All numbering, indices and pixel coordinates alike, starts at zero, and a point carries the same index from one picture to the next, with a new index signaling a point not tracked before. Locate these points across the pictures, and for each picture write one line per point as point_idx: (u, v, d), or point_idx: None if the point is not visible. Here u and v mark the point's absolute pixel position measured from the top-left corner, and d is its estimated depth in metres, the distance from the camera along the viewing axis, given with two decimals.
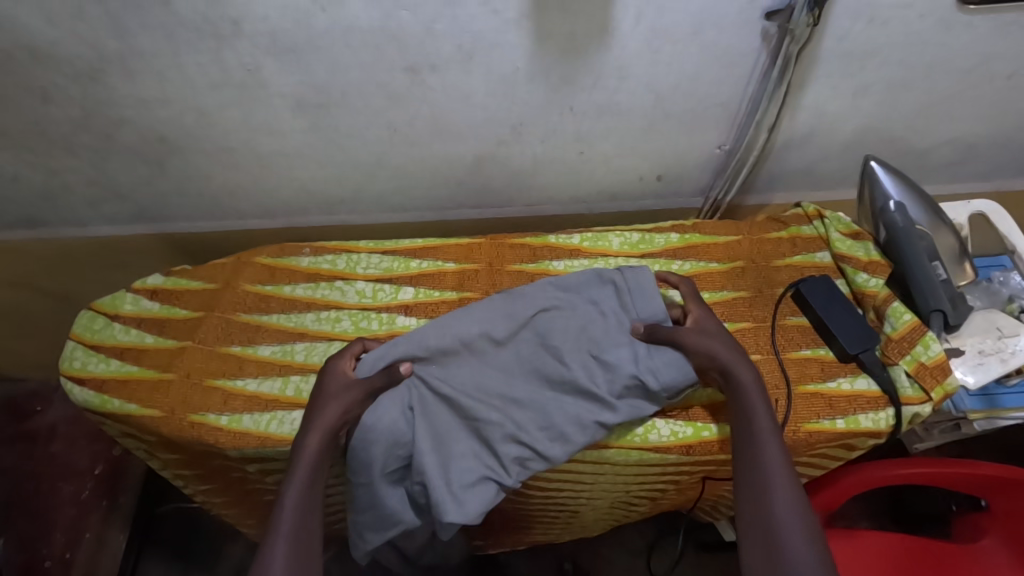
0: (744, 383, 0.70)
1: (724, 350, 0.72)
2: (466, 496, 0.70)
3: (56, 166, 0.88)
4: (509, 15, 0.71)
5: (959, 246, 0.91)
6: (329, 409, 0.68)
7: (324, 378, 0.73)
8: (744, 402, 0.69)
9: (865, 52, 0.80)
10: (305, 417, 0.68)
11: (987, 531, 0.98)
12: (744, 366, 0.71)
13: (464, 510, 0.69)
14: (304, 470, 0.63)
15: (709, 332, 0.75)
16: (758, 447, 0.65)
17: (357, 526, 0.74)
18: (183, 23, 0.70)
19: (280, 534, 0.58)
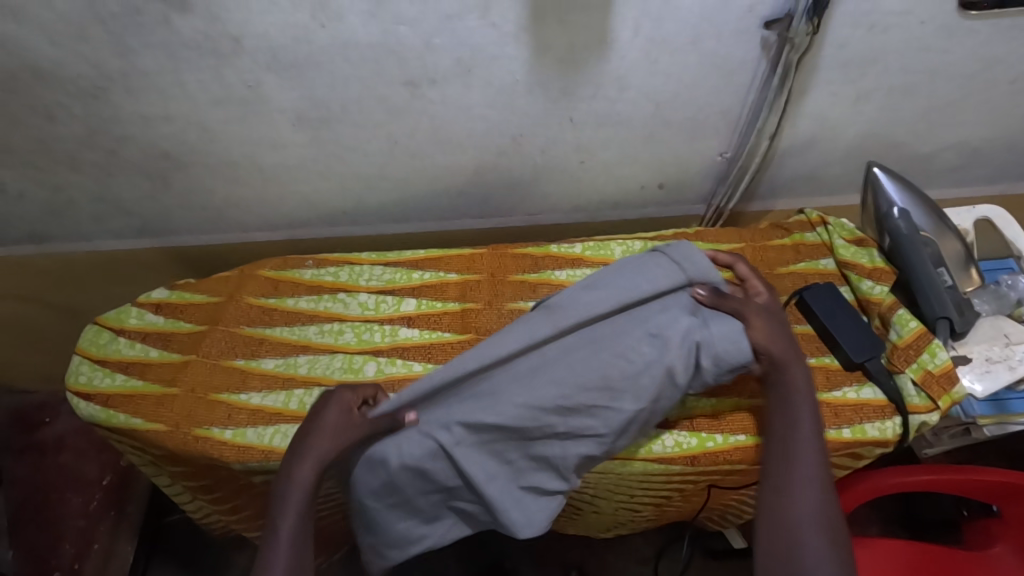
0: (793, 382, 0.70)
1: (782, 344, 0.72)
2: (536, 507, 0.72)
3: (62, 183, 0.89)
4: (508, 27, 0.71)
5: (965, 252, 0.90)
6: (319, 445, 0.65)
7: (323, 407, 0.69)
8: (790, 400, 0.69)
9: (865, 59, 0.79)
10: (295, 445, 0.66)
11: (999, 538, 0.96)
12: (799, 367, 0.71)
13: (533, 525, 0.71)
14: (295, 496, 0.62)
15: (773, 322, 0.74)
16: (787, 441, 0.66)
17: (380, 545, 0.75)
18: (184, 42, 0.70)
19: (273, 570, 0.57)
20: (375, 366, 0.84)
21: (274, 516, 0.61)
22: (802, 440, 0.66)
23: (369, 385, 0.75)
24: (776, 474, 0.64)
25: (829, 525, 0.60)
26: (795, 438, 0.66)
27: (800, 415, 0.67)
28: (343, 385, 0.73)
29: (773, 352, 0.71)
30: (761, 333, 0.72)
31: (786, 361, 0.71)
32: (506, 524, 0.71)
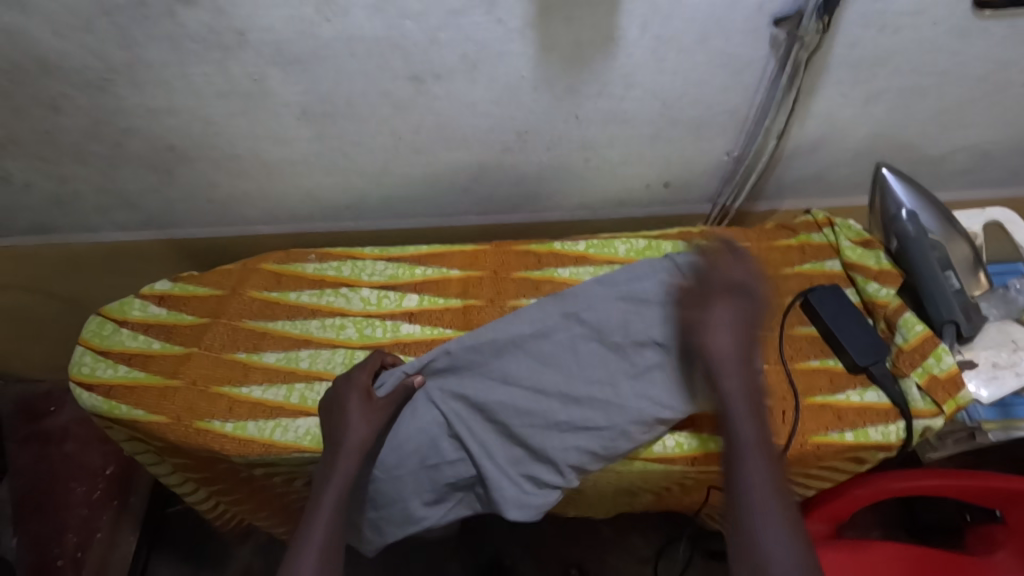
0: (730, 395, 0.65)
1: (720, 348, 0.66)
2: (530, 494, 0.73)
3: (67, 174, 0.89)
4: (514, 24, 0.70)
5: (973, 255, 0.89)
6: (356, 431, 0.69)
7: (349, 393, 0.72)
8: (730, 416, 0.64)
9: (876, 60, 0.78)
10: (331, 432, 0.70)
11: (1002, 544, 0.96)
12: (739, 374, 0.65)
13: (527, 511, 0.72)
14: (337, 481, 0.66)
15: (720, 317, 0.67)
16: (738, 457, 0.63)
17: (377, 523, 0.76)
18: (190, 35, 0.70)
19: (310, 545, 0.62)
20: None
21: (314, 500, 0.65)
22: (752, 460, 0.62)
23: (375, 356, 0.77)
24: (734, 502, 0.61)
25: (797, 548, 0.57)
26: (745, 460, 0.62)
27: (744, 433, 0.63)
28: (351, 371, 0.75)
29: (712, 360, 0.66)
30: (700, 343, 0.67)
31: (722, 371, 0.66)
32: (497, 502, 0.72)
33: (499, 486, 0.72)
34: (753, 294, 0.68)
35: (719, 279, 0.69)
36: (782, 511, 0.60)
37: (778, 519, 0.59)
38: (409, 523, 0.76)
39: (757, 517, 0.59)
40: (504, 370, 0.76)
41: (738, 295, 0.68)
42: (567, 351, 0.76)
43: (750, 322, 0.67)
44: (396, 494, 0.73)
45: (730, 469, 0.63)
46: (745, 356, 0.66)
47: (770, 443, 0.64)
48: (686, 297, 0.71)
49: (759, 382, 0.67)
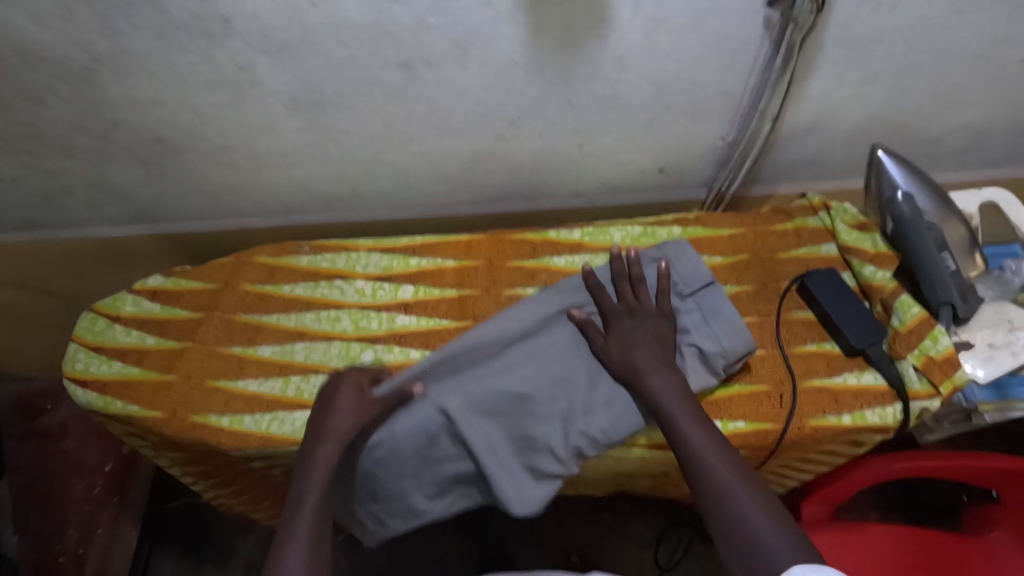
0: (660, 392, 0.68)
1: (647, 360, 0.72)
2: (529, 488, 0.71)
3: (54, 169, 0.88)
4: (504, 8, 0.69)
5: (969, 236, 0.89)
6: (341, 422, 0.68)
7: (336, 387, 0.72)
8: (664, 411, 0.67)
9: (870, 39, 0.78)
10: (317, 423, 0.69)
11: (998, 524, 0.96)
12: (662, 378, 0.70)
13: (527, 504, 0.71)
14: (323, 467, 0.64)
15: (635, 336, 0.74)
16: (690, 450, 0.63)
17: (380, 516, 0.76)
18: (174, 23, 0.69)
19: (297, 535, 0.57)
20: (373, 354, 0.84)
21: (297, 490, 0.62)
22: (696, 442, 0.64)
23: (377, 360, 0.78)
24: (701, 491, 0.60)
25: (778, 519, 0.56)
26: (689, 445, 0.64)
27: (682, 421, 0.66)
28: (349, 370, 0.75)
29: (634, 374, 0.71)
30: (623, 361, 0.72)
31: (644, 377, 0.70)
32: (500, 499, 0.71)
33: (500, 482, 0.71)
34: (655, 311, 0.76)
35: (619, 304, 0.77)
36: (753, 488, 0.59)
37: (739, 487, 0.59)
38: (414, 516, 0.76)
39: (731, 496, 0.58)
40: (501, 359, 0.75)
41: (645, 315, 0.76)
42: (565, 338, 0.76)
43: (660, 337, 0.74)
44: (397, 488, 0.74)
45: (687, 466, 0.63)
46: (664, 361, 0.71)
47: (712, 429, 0.66)
48: (588, 326, 0.76)
49: (680, 377, 0.71)
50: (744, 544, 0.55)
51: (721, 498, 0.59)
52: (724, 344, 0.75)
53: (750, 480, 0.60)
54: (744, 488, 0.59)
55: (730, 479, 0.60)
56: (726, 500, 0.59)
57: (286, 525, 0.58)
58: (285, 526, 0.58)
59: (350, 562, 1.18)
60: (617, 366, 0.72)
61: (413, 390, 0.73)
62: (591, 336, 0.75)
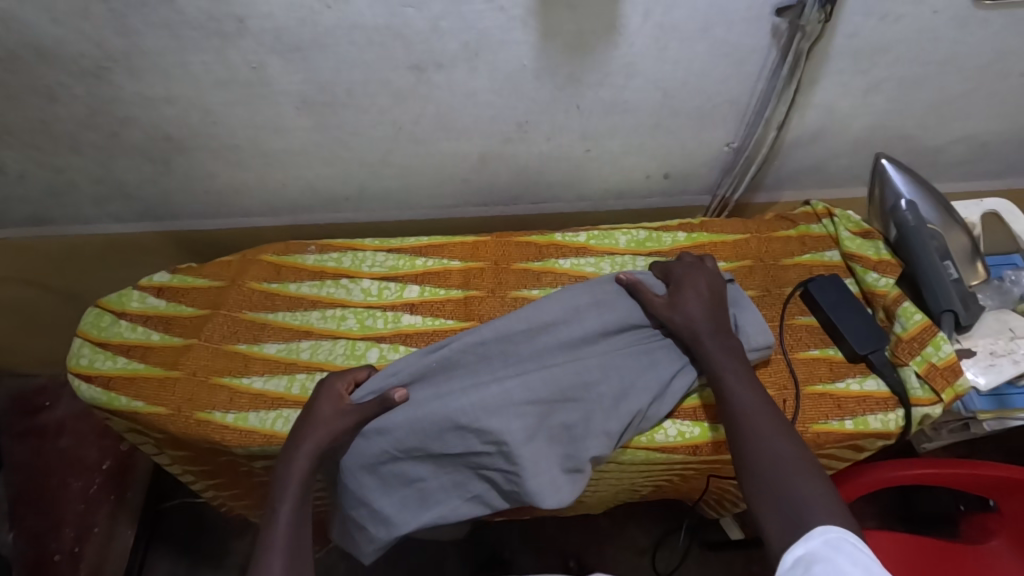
0: (712, 353, 0.71)
1: (701, 318, 0.73)
2: (562, 482, 0.71)
3: (62, 165, 0.88)
4: (516, 12, 0.70)
5: (972, 245, 0.89)
6: (306, 451, 0.67)
7: (318, 396, 0.72)
8: (715, 371, 0.69)
9: (875, 50, 0.79)
10: (293, 430, 0.69)
11: (997, 533, 0.96)
12: (713, 340, 0.72)
13: (560, 496, 0.70)
14: (294, 490, 0.64)
15: (690, 296, 0.76)
16: (737, 413, 0.66)
17: (382, 511, 0.73)
18: (189, 22, 0.70)
19: (275, 545, 0.60)
20: (378, 353, 0.84)
21: (273, 499, 0.64)
22: (745, 403, 0.66)
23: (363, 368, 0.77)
24: (741, 453, 0.63)
25: (816, 483, 0.59)
26: (737, 405, 0.66)
27: (732, 382, 0.68)
28: (336, 374, 0.75)
29: (689, 330, 0.73)
30: (678, 320, 0.74)
31: (700, 334, 0.72)
32: (528, 492, 0.69)
33: (530, 475, 0.69)
34: (709, 278, 0.78)
35: (675, 273, 0.80)
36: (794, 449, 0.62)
37: (786, 450, 0.62)
38: (423, 509, 0.73)
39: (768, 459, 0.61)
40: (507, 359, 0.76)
41: (699, 280, 0.78)
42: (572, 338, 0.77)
43: (715, 286, 0.77)
44: (417, 474, 0.72)
45: (730, 428, 0.66)
46: (716, 315, 0.74)
47: (760, 392, 0.67)
48: (639, 286, 0.79)
49: (734, 338, 0.73)
50: (785, 501, 0.58)
51: (765, 458, 0.61)
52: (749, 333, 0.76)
53: (793, 442, 0.63)
54: (789, 450, 0.62)
55: (773, 440, 0.63)
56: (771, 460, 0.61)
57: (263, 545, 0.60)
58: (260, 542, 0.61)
59: (347, 564, 1.18)
60: (673, 322, 0.74)
61: (394, 395, 0.71)
62: (642, 296, 0.78)
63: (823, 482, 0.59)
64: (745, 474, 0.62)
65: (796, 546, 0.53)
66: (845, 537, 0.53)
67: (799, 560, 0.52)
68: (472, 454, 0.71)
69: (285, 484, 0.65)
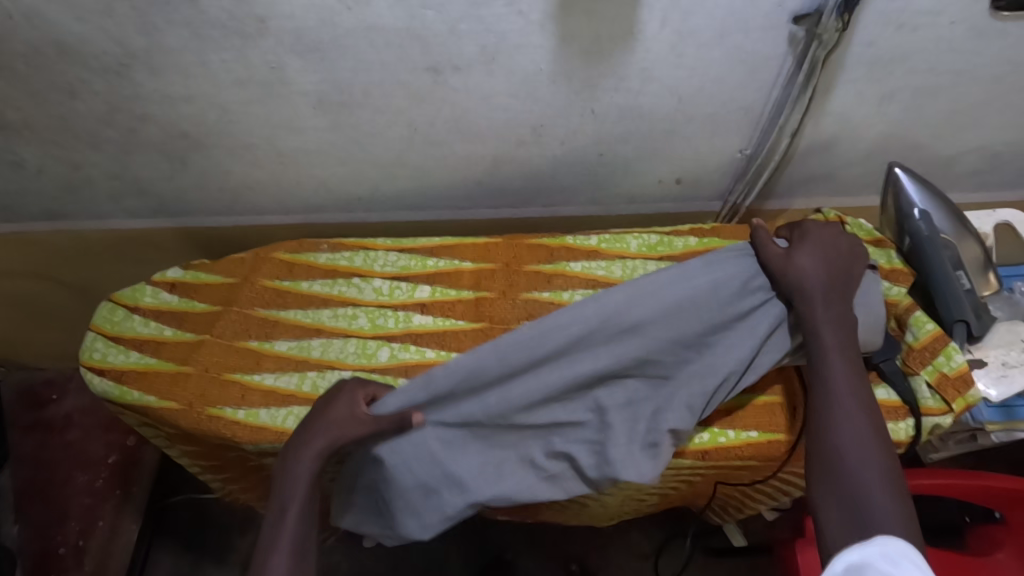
0: (822, 327, 0.68)
1: (818, 282, 0.70)
2: (640, 458, 0.73)
3: (80, 160, 0.89)
4: (534, 16, 0.70)
5: (984, 255, 0.90)
6: (312, 450, 0.65)
7: (329, 400, 0.70)
8: (819, 346, 0.67)
9: (891, 60, 0.79)
10: (295, 438, 0.67)
11: (1003, 545, 0.96)
12: (827, 313, 0.69)
13: (640, 471, 0.73)
14: (300, 494, 0.63)
15: (818, 256, 0.72)
16: (830, 401, 0.64)
17: (457, 474, 0.73)
18: (211, 21, 0.70)
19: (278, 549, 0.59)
20: (388, 352, 0.84)
21: (279, 505, 0.62)
22: (840, 386, 0.64)
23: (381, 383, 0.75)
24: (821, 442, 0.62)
25: (892, 490, 0.57)
26: (831, 386, 0.65)
27: (833, 363, 0.66)
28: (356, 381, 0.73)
29: (806, 293, 0.70)
30: (795, 277, 0.71)
31: (816, 301, 0.69)
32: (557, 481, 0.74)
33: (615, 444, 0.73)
34: (845, 244, 0.74)
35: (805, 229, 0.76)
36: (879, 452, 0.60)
37: (864, 447, 0.60)
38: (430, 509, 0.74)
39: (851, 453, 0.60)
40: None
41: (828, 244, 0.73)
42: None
43: (847, 257, 0.73)
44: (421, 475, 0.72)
45: (818, 412, 0.64)
46: (840, 288, 0.70)
47: (862, 387, 0.65)
48: (763, 229, 0.75)
49: (851, 315, 0.70)
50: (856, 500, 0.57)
51: (843, 457, 0.60)
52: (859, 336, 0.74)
53: (879, 443, 0.61)
54: (873, 449, 0.60)
55: (863, 438, 0.61)
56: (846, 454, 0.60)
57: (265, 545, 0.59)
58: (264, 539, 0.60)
59: (349, 563, 1.18)
60: (792, 278, 0.71)
61: (413, 418, 0.70)
62: (765, 245, 0.75)
63: (895, 487, 0.57)
64: (813, 464, 0.61)
65: (849, 551, 0.52)
66: (902, 549, 0.51)
67: (852, 565, 0.51)
68: (522, 441, 0.76)
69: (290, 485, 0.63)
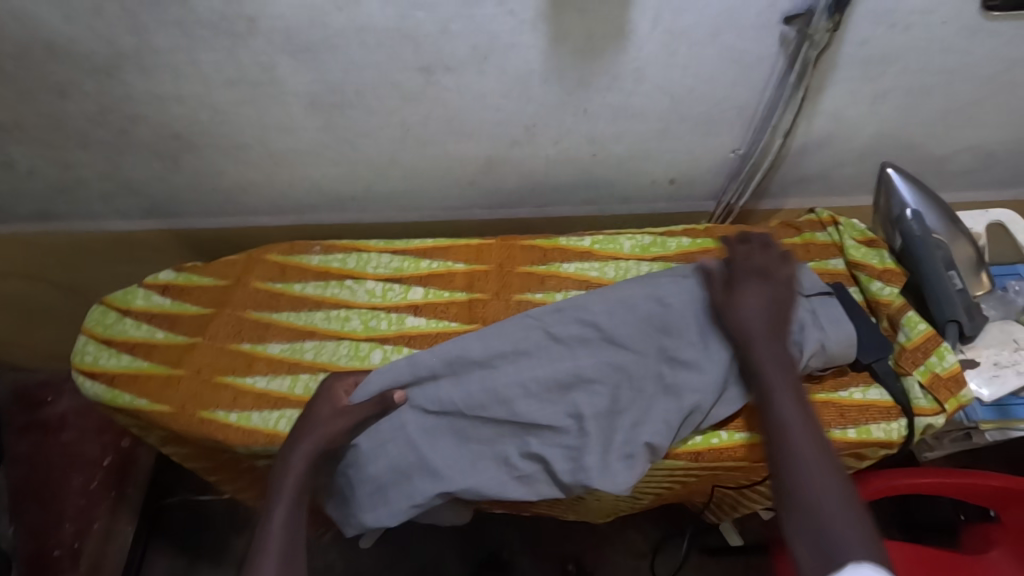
0: (763, 360, 0.68)
1: (753, 325, 0.71)
2: (617, 468, 0.71)
3: (70, 161, 0.89)
4: (525, 16, 0.70)
5: (977, 255, 0.90)
6: (301, 452, 0.67)
7: (317, 397, 0.73)
8: (764, 384, 0.67)
9: (882, 59, 0.79)
10: (290, 436, 0.69)
11: (997, 543, 0.96)
12: (766, 346, 0.69)
13: (614, 481, 0.70)
14: (291, 487, 0.64)
15: (754, 295, 0.73)
16: (782, 427, 0.63)
17: (432, 462, 0.72)
18: (201, 21, 0.70)
19: (267, 547, 0.59)
20: (381, 354, 0.84)
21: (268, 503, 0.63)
22: (790, 420, 0.63)
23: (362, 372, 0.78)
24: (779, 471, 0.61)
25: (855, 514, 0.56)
26: (781, 421, 0.63)
27: (780, 399, 0.65)
28: (337, 376, 0.77)
29: (745, 336, 0.71)
30: (732, 322, 0.72)
31: (754, 340, 0.70)
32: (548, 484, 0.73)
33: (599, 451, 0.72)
34: (782, 279, 0.74)
35: (746, 265, 0.76)
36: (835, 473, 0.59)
37: (823, 478, 0.58)
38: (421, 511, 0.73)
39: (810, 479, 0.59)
40: (514, 363, 0.76)
41: (764, 285, 0.74)
42: (580, 342, 0.77)
43: (784, 296, 0.73)
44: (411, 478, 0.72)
45: (770, 439, 0.63)
46: (777, 326, 0.71)
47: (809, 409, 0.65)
48: (710, 274, 0.77)
49: (792, 353, 0.70)
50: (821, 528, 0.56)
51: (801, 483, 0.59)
52: (829, 343, 0.76)
53: (834, 464, 0.60)
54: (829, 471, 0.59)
55: (818, 460, 0.60)
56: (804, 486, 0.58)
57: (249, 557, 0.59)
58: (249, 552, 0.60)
59: (345, 563, 1.18)
60: (731, 325, 0.72)
61: (394, 396, 0.74)
62: (712, 290, 0.76)
63: (857, 510, 0.57)
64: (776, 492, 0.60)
65: None
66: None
67: None
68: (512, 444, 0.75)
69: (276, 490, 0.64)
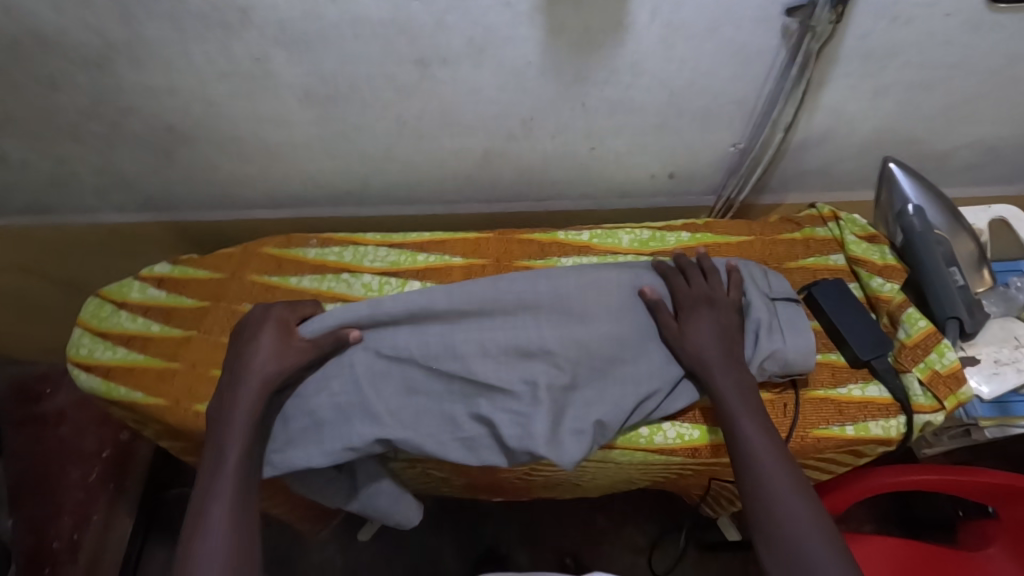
0: (722, 387, 0.68)
1: (710, 354, 0.71)
2: (565, 439, 0.69)
3: (64, 154, 0.88)
4: (522, 8, 0.69)
5: (978, 251, 0.89)
6: (242, 399, 0.67)
7: (252, 340, 0.72)
8: (727, 410, 0.67)
9: (884, 52, 0.78)
10: (229, 381, 0.68)
11: (994, 540, 0.95)
12: (724, 371, 0.69)
13: (562, 453, 0.68)
14: (237, 439, 0.64)
15: (705, 325, 0.73)
16: (748, 455, 0.63)
17: (374, 407, 0.69)
18: (192, 13, 0.69)
19: (218, 498, 0.60)
20: None
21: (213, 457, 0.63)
22: (759, 451, 0.63)
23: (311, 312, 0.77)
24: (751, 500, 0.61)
25: (826, 536, 0.58)
26: (750, 452, 0.63)
27: (745, 427, 0.65)
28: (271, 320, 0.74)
29: (703, 366, 0.70)
30: (688, 354, 0.71)
31: (711, 369, 0.70)
32: None
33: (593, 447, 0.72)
34: (728, 304, 0.75)
35: (689, 295, 0.76)
36: (803, 494, 0.60)
37: (793, 498, 0.60)
38: None
39: (781, 505, 0.60)
40: (482, 341, 0.73)
41: (711, 313, 0.74)
42: (558, 316, 0.75)
43: (731, 321, 0.74)
44: None
45: (738, 466, 0.64)
46: (732, 350, 0.71)
47: (772, 429, 0.66)
48: (658, 307, 0.75)
49: (748, 375, 0.70)
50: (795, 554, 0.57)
51: (774, 509, 0.60)
52: (788, 354, 0.74)
53: (801, 484, 0.61)
54: (797, 493, 0.60)
55: (785, 484, 0.61)
56: (779, 517, 0.59)
57: (189, 546, 0.58)
58: (185, 540, 0.58)
59: (343, 557, 1.18)
60: (687, 356, 0.72)
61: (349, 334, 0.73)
62: (662, 321, 0.74)
63: (828, 531, 0.58)
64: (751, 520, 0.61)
65: None
66: None
67: None
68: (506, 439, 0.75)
69: (217, 467, 0.62)
